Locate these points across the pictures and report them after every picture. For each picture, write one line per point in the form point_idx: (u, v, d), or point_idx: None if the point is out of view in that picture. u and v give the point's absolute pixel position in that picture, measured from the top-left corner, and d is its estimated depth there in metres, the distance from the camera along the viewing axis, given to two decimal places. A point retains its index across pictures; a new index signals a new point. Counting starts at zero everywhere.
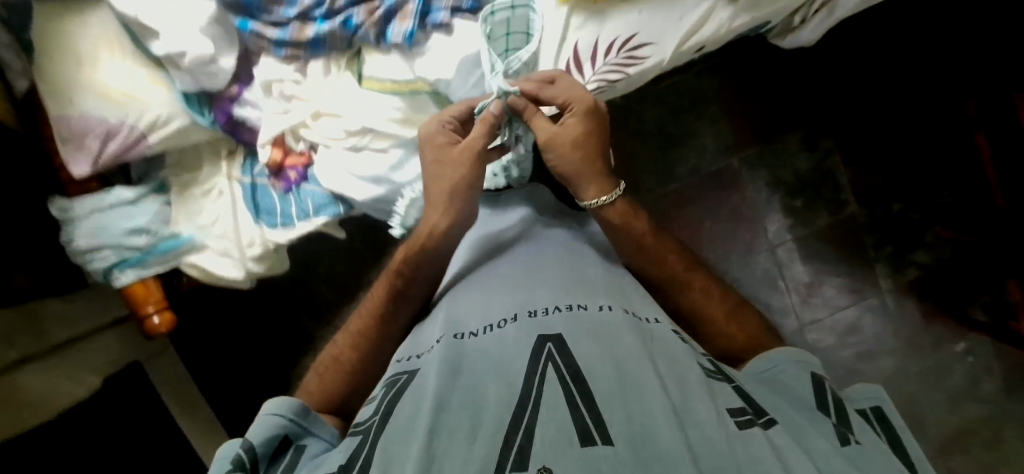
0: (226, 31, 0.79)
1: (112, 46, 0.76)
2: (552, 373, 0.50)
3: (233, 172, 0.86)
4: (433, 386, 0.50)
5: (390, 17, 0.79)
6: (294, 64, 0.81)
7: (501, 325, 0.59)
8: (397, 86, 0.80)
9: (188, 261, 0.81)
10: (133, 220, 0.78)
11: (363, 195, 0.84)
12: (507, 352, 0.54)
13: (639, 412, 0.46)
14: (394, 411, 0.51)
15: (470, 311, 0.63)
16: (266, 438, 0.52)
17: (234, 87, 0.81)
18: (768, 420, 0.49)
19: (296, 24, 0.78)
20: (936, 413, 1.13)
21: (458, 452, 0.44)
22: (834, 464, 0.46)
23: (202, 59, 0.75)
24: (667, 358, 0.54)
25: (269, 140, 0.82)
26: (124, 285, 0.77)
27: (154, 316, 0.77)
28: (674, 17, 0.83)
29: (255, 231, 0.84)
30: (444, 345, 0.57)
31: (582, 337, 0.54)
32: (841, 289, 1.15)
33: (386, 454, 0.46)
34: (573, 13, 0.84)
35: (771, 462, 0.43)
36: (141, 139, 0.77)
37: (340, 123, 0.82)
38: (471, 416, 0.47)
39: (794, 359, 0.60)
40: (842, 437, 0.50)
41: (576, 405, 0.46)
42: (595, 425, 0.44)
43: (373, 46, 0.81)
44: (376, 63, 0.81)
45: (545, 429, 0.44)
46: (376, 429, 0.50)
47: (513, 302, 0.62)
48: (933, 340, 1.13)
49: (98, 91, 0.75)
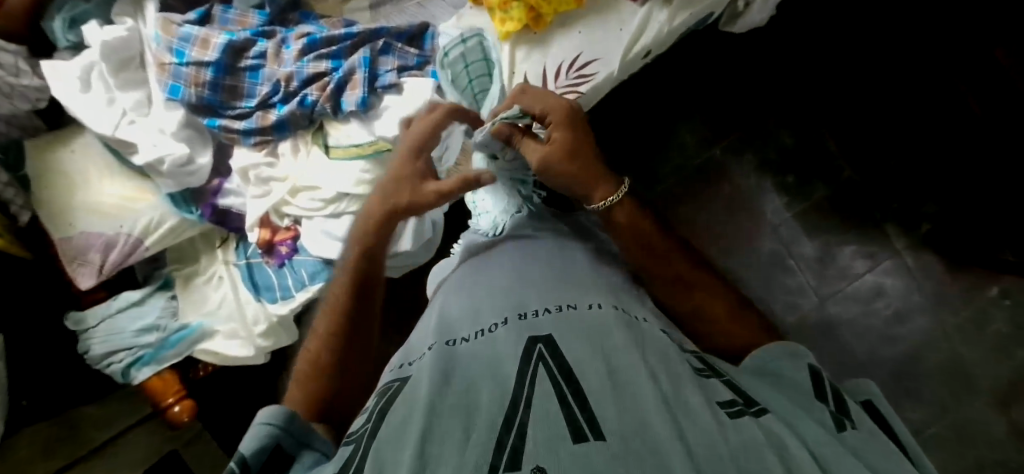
0: (198, 132, 0.84)
1: (101, 166, 0.83)
2: (543, 372, 0.41)
3: (229, 257, 0.90)
4: (424, 394, 0.41)
5: (341, 89, 0.83)
6: (265, 149, 0.85)
7: (492, 329, 0.48)
8: (360, 149, 0.82)
9: (200, 347, 0.86)
10: (143, 320, 0.85)
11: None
12: (498, 354, 0.45)
13: (632, 411, 0.37)
14: (385, 419, 0.41)
15: (458, 316, 0.53)
16: (258, 447, 0.43)
17: (215, 180, 0.86)
18: (760, 409, 0.39)
19: (259, 113, 0.83)
20: (987, 366, 1.06)
21: (450, 456, 0.35)
22: (840, 456, 0.36)
23: (179, 161, 0.79)
24: (662, 349, 0.44)
25: (255, 222, 0.86)
26: (143, 381, 0.82)
27: (175, 406, 0.80)
28: (614, 30, 0.83)
29: (258, 307, 0.87)
30: (435, 353, 0.46)
31: (572, 333, 0.45)
32: (855, 256, 1.11)
33: (380, 461, 0.37)
34: (515, 48, 0.86)
35: (772, 450, 0.34)
36: (138, 244, 0.82)
37: (318, 194, 0.84)
38: (463, 421, 0.38)
39: (785, 350, 0.48)
40: (838, 423, 0.40)
41: (566, 400, 0.38)
42: (587, 420, 0.36)
43: (332, 117, 0.84)
44: (339, 133, 0.84)
45: (537, 427, 0.36)
46: (369, 436, 0.40)
47: (498, 300, 0.53)
48: (964, 291, 1.08)
49: (92, 209, 0.80)
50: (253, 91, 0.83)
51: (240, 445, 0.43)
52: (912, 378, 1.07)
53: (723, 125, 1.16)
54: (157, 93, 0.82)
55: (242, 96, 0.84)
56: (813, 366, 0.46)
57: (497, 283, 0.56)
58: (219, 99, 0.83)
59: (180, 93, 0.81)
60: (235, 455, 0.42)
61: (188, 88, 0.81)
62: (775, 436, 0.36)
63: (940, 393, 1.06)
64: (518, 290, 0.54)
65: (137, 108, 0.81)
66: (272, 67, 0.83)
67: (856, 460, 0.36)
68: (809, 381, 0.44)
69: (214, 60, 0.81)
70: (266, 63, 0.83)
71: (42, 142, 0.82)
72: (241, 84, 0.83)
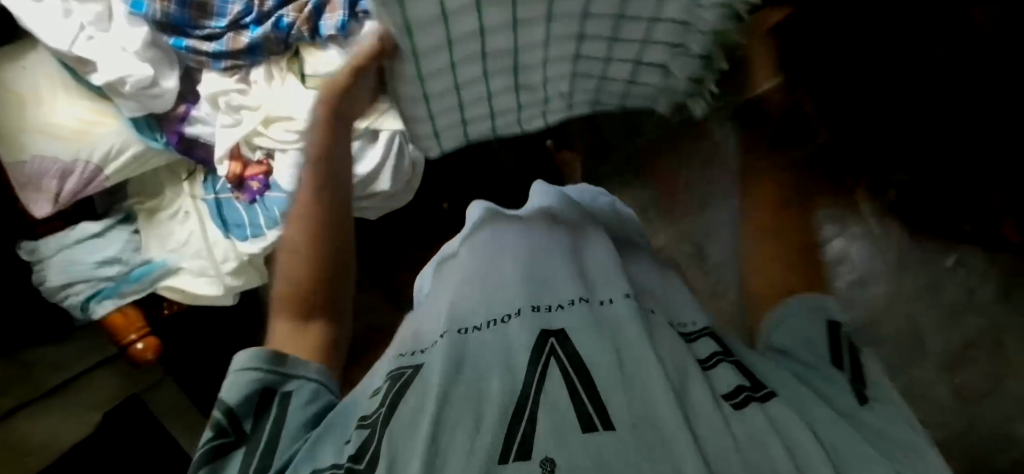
0: (164, 54, 0.78)
1: (55, 86, 0.77)
2: (555, 367, 0.39)
3: (196, 191, 0.86)
4: (432, 383, 0.39)
5: (320, 11, 0.77)
6: (235, 75, 0.81)
7: (504, 319, 0.45)
8: None
9: (164, 285, 0.83)
10: (103, 252, 0.80)
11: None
12: (510, 344, 0.42)
13: (641, 401, 0.36)
14: (395, 403, 0.39)
15: (470, 298, 0.49)
16: (243, 395, 0.41)
17: (181, 106, 0.82)
18: (767, 393, 0.39)
19: (229, 34, 0.78)
20: (937, 330, 1.11)
21: (460, 446, 0.34)
22: (840, 433, 0.37)
23: (142, 84, 0.75)
24: (672, 337, 0.42)
25: (224, 155, 0.82)
26: (104, 316, 0.77)
27: (137, 343, 0.77)
28: None
29: (226, 245, 0.84)
30: (447, 340, 0.44)
31: (584, 326, 0.42)
32: (825, 221, 1.15)
33: (395, 447, 0.35)
34: None
35: (777, 441, 0.34)
36: (97, 174, 0.77)
37: (293, 125, 0.81)
38: (472, 409, 0.37)
39: (803, 304, 0.48)
40: (860, 395, 0.42)
41: (575, 393, 0.36)
42: (596, 409, 0.35)
43: (309, 43, 0.79)
44: (316, 60, 0.79)
45: (547, 419, 0.35)
46: (384, 424, 0.37)
47: (514, 284, 0.48)
48: (922, 257, 1.12)
49: (50, 132, 0.75)
50: (224, 10, 0.78)
51: (222, 392, 0.41)
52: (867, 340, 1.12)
53: None
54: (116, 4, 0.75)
55: (210, 15, 0.78)
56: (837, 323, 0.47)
57: (507, 268, 0.51)
58: (187, 17, 0.77)
59: (145, 7, 0.75)
60: (220, 404, 0.41)
61: (152, 2, 0.75)
62: (781, 423, 0.36)
63: (890, 355, 1.11)
64: (533, 272, 0.50)
65: (97, 23, 0.75)
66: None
67: (864, 438, 0.37)
68: (829, 337, 0.46)
69: None
70: None
71: None
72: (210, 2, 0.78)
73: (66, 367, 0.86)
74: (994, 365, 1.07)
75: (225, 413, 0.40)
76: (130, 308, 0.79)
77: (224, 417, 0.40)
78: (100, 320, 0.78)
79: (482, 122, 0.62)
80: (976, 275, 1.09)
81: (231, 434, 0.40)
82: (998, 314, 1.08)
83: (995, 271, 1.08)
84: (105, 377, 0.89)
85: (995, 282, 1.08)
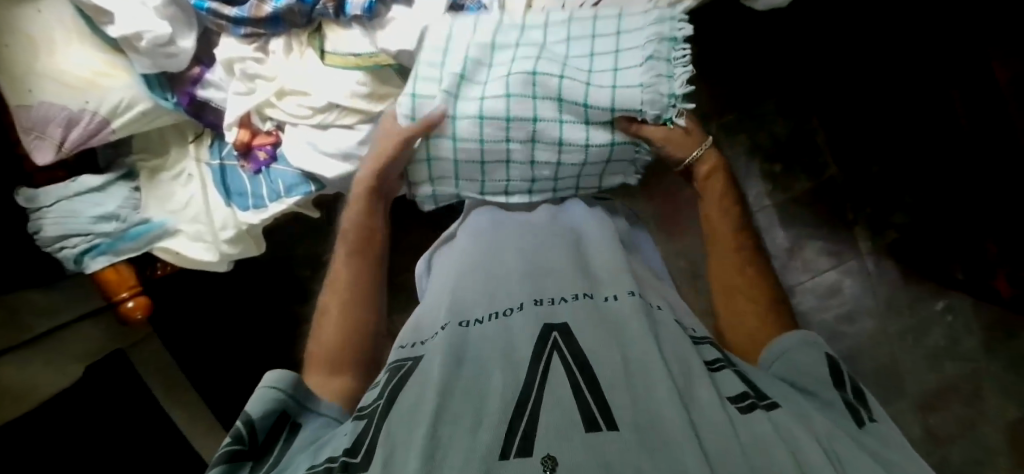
0: (183, 12, 0.76)
1: (70, 33, 0.75)
2: (558, 361, 0.43)
3: (202, 155, 0.86)
4: (436, 374, 0.43)
5: None
6: (254, 44, 0.80)
7: (507, 313, 0.50)
8: (359, 60, 0.77)
9: (160, 246, 0.82)
10: (103, 207, 0.79)
11: (334, 171, 0.81)
12: (512, 340, 0.47)
13: (645, 400, 0.40)
14: (396, 400, 0.44)
15: (473, 293, 0.54)
16: (264, 410, 0.50)
17: (196, 69, 0.81)
18: (770, 403, 0.44)
19: (252, 2, 0.76)
20: (916, 372, 1.12)
21: (462, 439, 0.38)
22: (844, 447, 0.42)
23: (159, 41, 0.73)
24: (676, 344, 0.47)
25: (235, 121, 0.81)
26: (96, 271, 0.76)
27: (128, 302, 0.76)
28: None
29: (228, 213, 0.84)
30: (449, 333, 0.48)
31: (586, 322, 0.47)
32: (821, 253, 1.16)
33: (393, 442, 0.40)
34: None
35: (779, 445, 0.38)
36: (104, 126, 0.76)
37: (308, 101, 0.80)
38: (476, 405, 0.41)
39: (801, 339, 0.54)
40: (859, 418, 0.48)
41: (579, 388, 0.40)
42: (600, 407, 0.39)
43: (333, 21, 0.79)
44: (338, 39, 0.78)
45: (550, 413, 0.39)
46: (383, 411, 0.44)
47: (517, 282, 0.53)
48: (911, 300, 1.13)
49: (59, 79, 0.74)
50: None
51: (246, 406, 0.50)
52: (848, 374, 1.14)
53: (725, 101, 1.17)
54: None
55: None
56: (829, 354, 0.53)
57: (511, 265, 0.56)
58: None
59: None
60: (242, 415, 0.50)
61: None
62: (789, 434, 0.41)
63: (868, 391, 1.13)
64: (537, 271, 0.54)
65: None
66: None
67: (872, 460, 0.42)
68: (826, 368, 0.51)
69: None
70: None
71: None
72: None
73: (56, 311, 0.83)
74: (968, 412, 1.09)
75: (246, 423, 0.49)
76: (124, 266, 0.78)
77: (245, 430, 0.49)
78: (92, 275, 0.77)
79: (476, 158, 0.67)
80: (962, 321, 1.10)
81: (250, 446, 0.49)
82: (978, 363, 1.10)
83: (980, 323, 1.10)
84: (89, 329, 0.86)
85: (980, 335, 1.10)
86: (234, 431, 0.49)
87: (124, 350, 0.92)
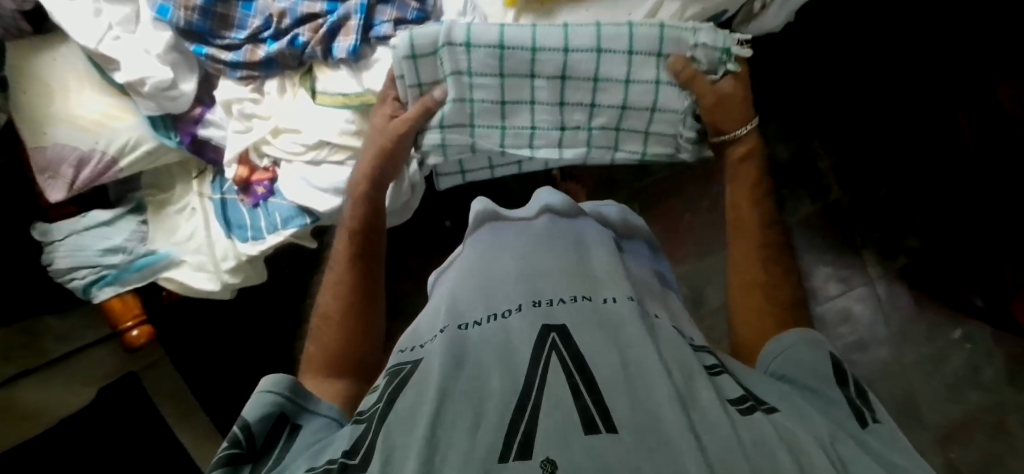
0: (185, 58, 0.80)
1: (83, 81, 0.80)
2: (556, 362, 0.40)
3: (204, 190, 0.89)
4: (434, 376, 0.40)
5: (334, 34, 0.76)
6: (250, 85, 0.82)
7: (506, 314, 0.46)
8: (346, 99, 0.78)
9: (164, 276, 0.84)
10: (110, 240, 0.82)
11: (326, 205, 0.83)
12: (511, 342, 0.43)
13: (645, 404, 0.37)
14: (397, 400, 0.40)
15: (472, 294, 0.50)
16: (262, 413, 0.46)
17: (197, 109, 0.84)
18: (770, 407, 0.40)
19: (247, 46, 0.79)
20: (935, 403, 1.08)
21: (460, 443, 0.35)
22: (847, 449, 0.38)
23: (162, 85, 0.77)
24: (673, 345, 0.44)
25: (234, 158, 0.84)
26: (103, 300, 0.79)
27: (132, 330, 0.79)
28: (622, 14, 0.65)
29: (229, 245, 0.86)
30: (447, 336, 0.45)
31: (586, 323, 0.44)
32: (830, 279, 1.14)
33: (391, 444, 0.36)
34: (518, 17, 0.66)
35: (783, 448, 0.36)
36: (112, 165, 0.80)
37: (299, 138, 0.82)
38: (475, 406, 0.38)
39: (803, 337, 0.50)
40: (862, 416, 0.43)
41: (578, 391, 0.38)
42: (599, 411, 0.36)
43: (323, 63, 0.79)
44: (328, 79, 0.79)
45: (549, 416, 0.36)
46: (380, 417, 0.39)
47: (516, 283, 0.50)
48: (927, 329, 1.09)
49: (72, 122, 0.78)
50: (245, 23, 0.79)
51: (244, 409, 0.46)
52: None
53: None
54: (144, 10, 0.78)
55: (232, 26, 0.79)
56: (834, 355, 0.48)
57: (509, 265, 0.52)
58: (209, 27, 0.78)
59: (169, 14, 0.76)
60: (240, 419, 0.46)
61: (177, 10, 0.76)
62: (788, 433, 0.38)
63: None
64: (534, 272, 0.51)
65: (124, 24, 0.78)
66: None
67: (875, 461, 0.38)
68: (831, 369, 0.47)
69: None
70: None
71: (30, 48, 0.80)
72: (233, 12, 0.79)
73: (71, 339, 0.88)
74: (993, 446, 1.04)
75: (243, 429, 0.45)
76: (129, 295, 0.81)
77: (242, 434, 0.45)
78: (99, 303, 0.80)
79: (497, 97, 0.66)
80: (982, 351, 1.06)
81: (247, 449, 0.45)
82: (1002, 395, 1.05)
83: (1003, 352, 1.06)
84: (104, 356, 0.90)
85: (1003, 365, 1.05)
86: (230, 435, 0.45)
87: (137, 373, 0.94)
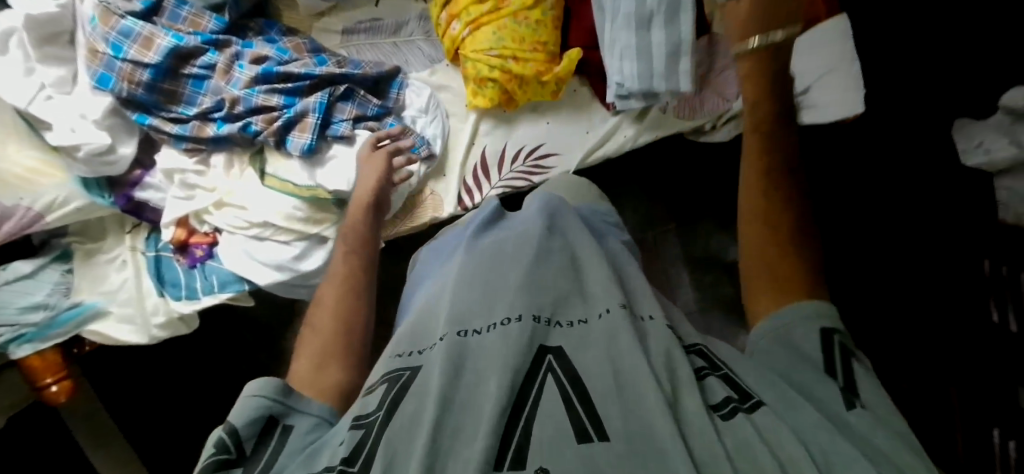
0: (125, 122, 0.80)
1: (8, 131, 0.75)
2: (552, 382, 0.39)
3: (137, 244, 0.82)
4: (433, 386, 0.39)
5: (289, 126, 0.80)
6: (195, 157, 0.82)
7: (505, 323, 0.43)
8: (297, 189, 0.79)
9: (90, 329, 0.77)
10: (31, 297, 0.75)
11: (265, 279, 0.79)
12: (511, 349, 0.41)
13: (637, 412, 0.37)
14: (399, 407, 0.39)
15: (472, 301, 0.47)
16: (251, 420, 0.42)
17: (137, 171, 0.81)
18: (754, 404, 0.40)
19: (195, 123, 0.80)
20: None
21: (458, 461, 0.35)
22: (828, 443, 0.38)
23: (97, 151, 0.74)
24: (670, 351, 0.42)
25: (172, 221, 0.80)
26: (19, 359, 0.72)
27: (52, 386, 0.73)
28: (581, 130, 0.83)
29: (159, 301, 0.79)
30: (447, 344, 0.42)
31: (582, 345, 0.43)
32: None
33: (391, 451, 0.36)
34: (481, 121, 0.85)
35: (767, 455, 0.36)
36: (37, 220, 0.74)
37: (244, 215, 0.80)
38: (474, 420, 0.37)
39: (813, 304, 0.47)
40: (849, 401, 0.41)
41: (571, 404, 0.37)
42: (592, 423, 0.36)
43: (274, 149, 0.82)
44: (279, 165, 0.81)
45: (541, 430, 0.36)
46: (381, 424, 0.38)
47: (514, 290, 0.47)
48: None
49: None
50: (194, 99, 0.81)
51: (231, 414, 0.43)
52: None
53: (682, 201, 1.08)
54: (83, 75, 0.79)
55: (180, 101, 0.81)
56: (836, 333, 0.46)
57: (507, 273, 0.50)
58: (154, 100, 0.80)
59: (111, 84, 0.77)
60: (227, 423, 0.42)
61: (120, 81, 0.78)
62: (772, 433, 0.38)
63: None
64: (536, 281, 0.48)
65: (58, 85, 0.77)
66: (220, 81, 0.81)
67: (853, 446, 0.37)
68: (820, 352, 0.45)
69: (155, 62, 0.78)
70: (214, 75, 0.81)
71: None
72: (181, 89, 0.81)
73: None
74: None
75: (231, 434, 0.42)
76: (52, 351, 0.74)
77: (229, 438, 0.42)
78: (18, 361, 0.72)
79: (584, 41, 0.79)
80: None
81: (235, 455, 0.42)
82: None
83: None
84: (18, 380, 0.79)
85: None
86: (218, 440, 0.42)
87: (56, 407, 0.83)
